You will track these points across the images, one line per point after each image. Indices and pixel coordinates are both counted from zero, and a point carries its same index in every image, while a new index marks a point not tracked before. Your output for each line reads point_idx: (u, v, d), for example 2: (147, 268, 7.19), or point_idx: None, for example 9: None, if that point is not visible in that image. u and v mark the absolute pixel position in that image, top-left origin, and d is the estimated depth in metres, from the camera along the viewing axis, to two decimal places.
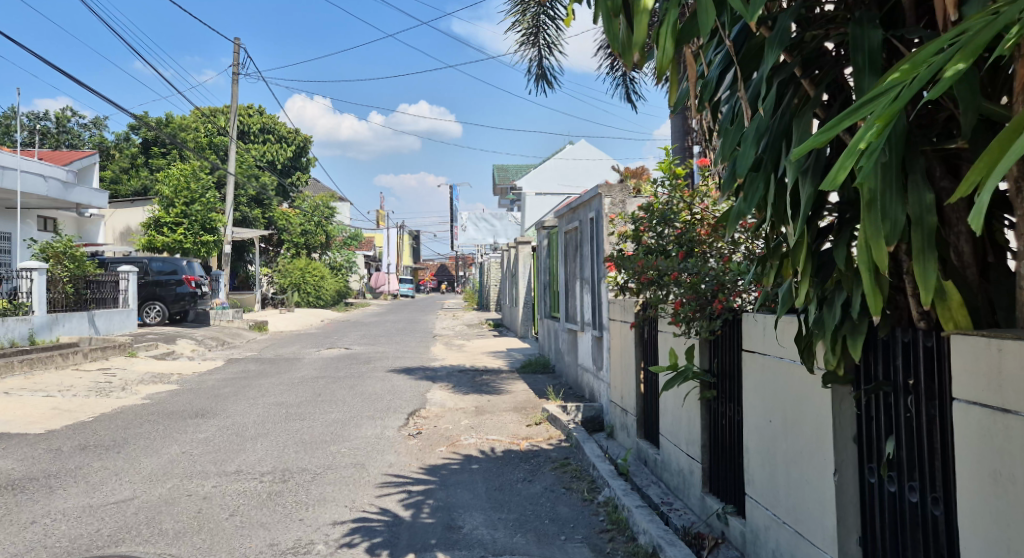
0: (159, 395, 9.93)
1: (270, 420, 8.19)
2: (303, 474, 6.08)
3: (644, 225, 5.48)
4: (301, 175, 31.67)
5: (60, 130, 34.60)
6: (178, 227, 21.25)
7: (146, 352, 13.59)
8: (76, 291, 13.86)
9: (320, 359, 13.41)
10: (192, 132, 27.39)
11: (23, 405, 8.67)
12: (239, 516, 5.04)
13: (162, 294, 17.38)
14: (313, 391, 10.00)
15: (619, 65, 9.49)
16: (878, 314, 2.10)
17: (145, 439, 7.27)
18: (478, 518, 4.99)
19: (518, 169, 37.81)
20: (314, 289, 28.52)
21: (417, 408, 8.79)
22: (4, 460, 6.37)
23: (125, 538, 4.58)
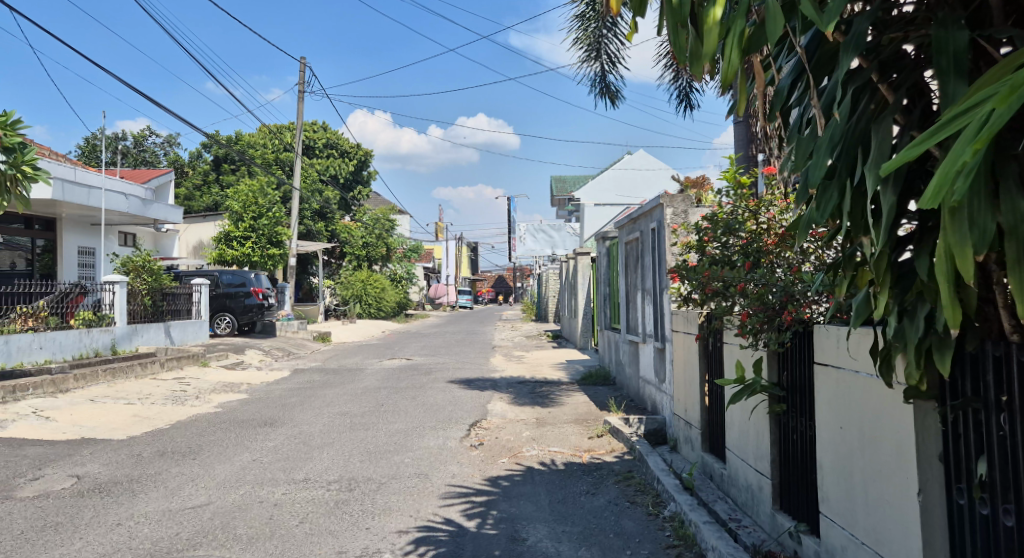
0: (229, 403, 10.27)
1: (335, 430, 8.36)
2: (368, 483, 6.18)
3: (709, 235, 5.41)
4: (362, 189, 32.40)
5: (138, 149, 36.34)
6: (246, 241, 21.99)
7: (217, 362, 14.07)
8: (153, 303, 14.47)
9: (382, 370, 13.63)
10: (260, 149, 28.33)
11: (106, 412, 9.09)
12: (308, 523, 5.16)
13: (232, 306, 17.98)
14: (376, 401, 10.17)
15: (683, 74, 9.40)
16: (958, 327, 1.99)
17: (218, 446, 7.53)
18: (543, 530, 4.99)
19: (576, 180, 37.81)
20: (376, 300, 29.02)
21: (478, 419, 8.85)
22: (90, 464, 6.69)
23: (202, 543, 4.75)
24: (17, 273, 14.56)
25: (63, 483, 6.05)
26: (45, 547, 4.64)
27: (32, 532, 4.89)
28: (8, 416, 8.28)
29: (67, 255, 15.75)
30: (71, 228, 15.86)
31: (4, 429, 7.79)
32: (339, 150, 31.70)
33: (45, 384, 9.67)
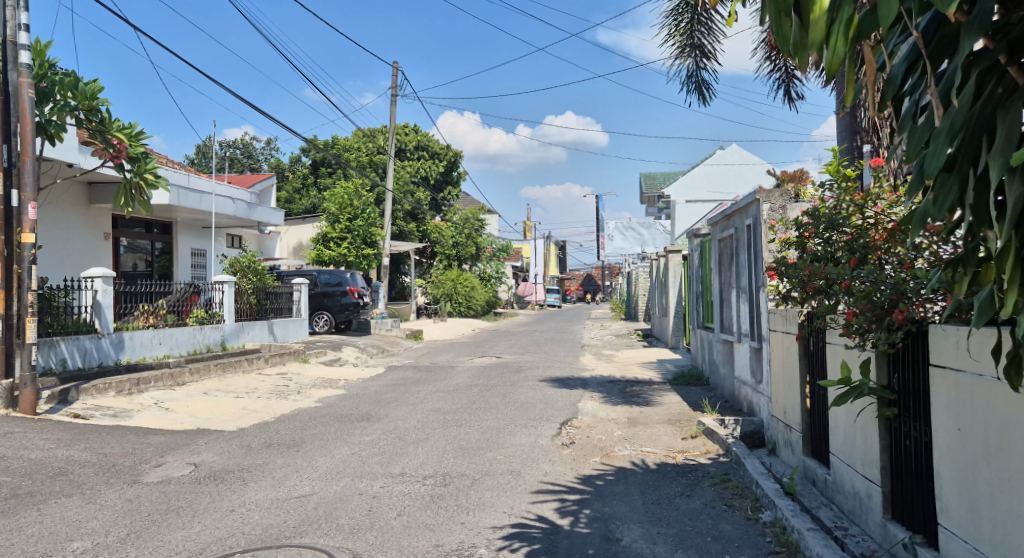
0: (329, 398, 10.67)
1: (429, 426, 8.53)
2: (462, 479, 6.29)
3: (810, 232, 5.20)
4: (452, 190, 33.12)
5: (244, 155, 38.33)
6: (342, 241, 22.78)
7: (317, 358, 14.64)
8: (258, 302, 15.22)
9: (473, 368, 13.81)
10: (355, 152, 29.32)
11: (218, 404, 9.63)
12: (406, 516, 5.30)
13: (329, 305, 18.65)
14: (468, 398, 10.32)
15: (781, 64, 9.08)
16: None
17: (320, 440, 7.85)
18: (638, 531, 4.93)
19: (665, 176, 37.09)
20: (466, 299, 29.41)
21: (569, 418, 8.84)
22: (206, 453, 7.11)
23: (308, 531, 4.96)
24: (138, 274, 15.58)
25: (182, 470, 6.45)
26: (168, 529, 4.97)
27: (156, 514, 5.24)
28: (132, 407, 8.90)
29: (181, 257, 16.74)
30: (185, 231, 16.88)
31: (130, 418, 8.37)
32: (429, 151, 32.54)
33: (165, 378, 10.33)
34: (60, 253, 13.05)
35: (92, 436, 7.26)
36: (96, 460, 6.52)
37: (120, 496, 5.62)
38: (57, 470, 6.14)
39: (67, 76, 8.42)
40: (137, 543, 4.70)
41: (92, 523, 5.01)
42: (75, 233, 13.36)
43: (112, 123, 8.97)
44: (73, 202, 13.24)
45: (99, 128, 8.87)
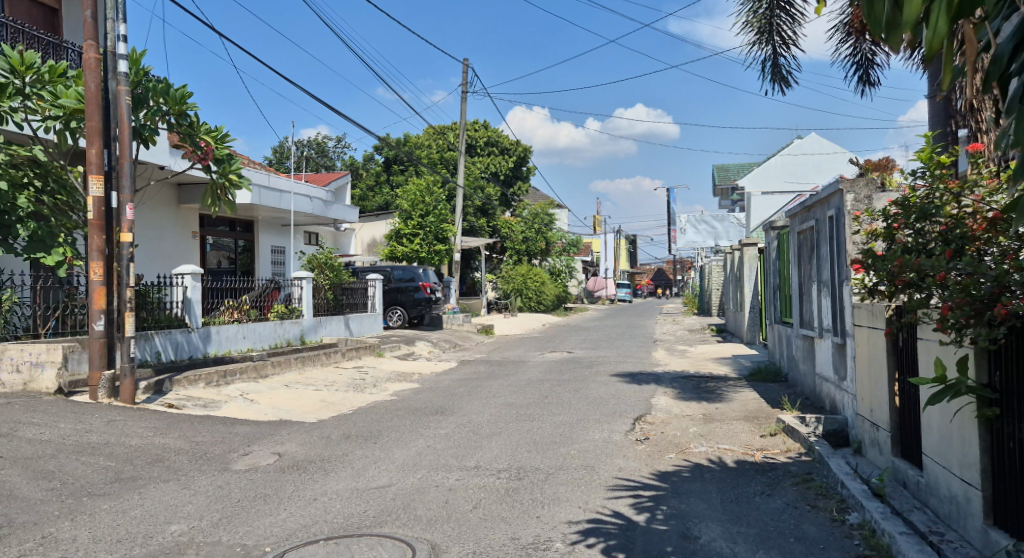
0: (403, 392, 10.87)
1: (502, 420, 8.58)
2: (537, 473, 6.30)
3: (899, 221, 4.98)
4: (522, 185, 33.45)
5: (319, 155, 39.49)
6: (415, 237, 23.16)
7: (391, 353, 14.94)
8: (334, 297, 15.65)
9: (544, 363, 13.81)
10: (426, 150, 29.96)
11: (298, 397, 9.95)
12: (481, 509, 5.35)
13: (403, 300, 19.01)
14: (540, 393, 10.34)
15: (865, 47, 8.71)
16: None
17: (396, 432, 8.00)
18: (716, 530, 4.83)
19: (739, 167, 36.14)
20: (536, 293, 29.46)
21: (643, 414, 8.73)
22: (289, 443, 7.37)
23: (387, 520, 5.07)
24: (223, 271, 16.24)
25: (268, 459, 6.70)
26: (256, 515, 5.17)
27: (245, 501, 5.46)
28: (220, 398, 9.29)
29: (262, 255, 17.36)
30: (266, 229, 17.50)
31: (218, 409, 8.74)
32: (499, 147, 32.77)
33: (249, 370, 10.74)
34: (153, 252, 13.72)
35: (185, 425, 7.62)
36: (190, 448, 6.84)
37: (212, 482, 5.88)
38: (154, 456, 6.47)
39: (160, 83, 8.87)
40: (228, 527, 4.90)
41: (188, 507, 5.26)
42: (166, 232, 14.04)
43: (199, 126, 9.33)
44: (164, 202, 13.91)
45: (187, 131, 9.22)
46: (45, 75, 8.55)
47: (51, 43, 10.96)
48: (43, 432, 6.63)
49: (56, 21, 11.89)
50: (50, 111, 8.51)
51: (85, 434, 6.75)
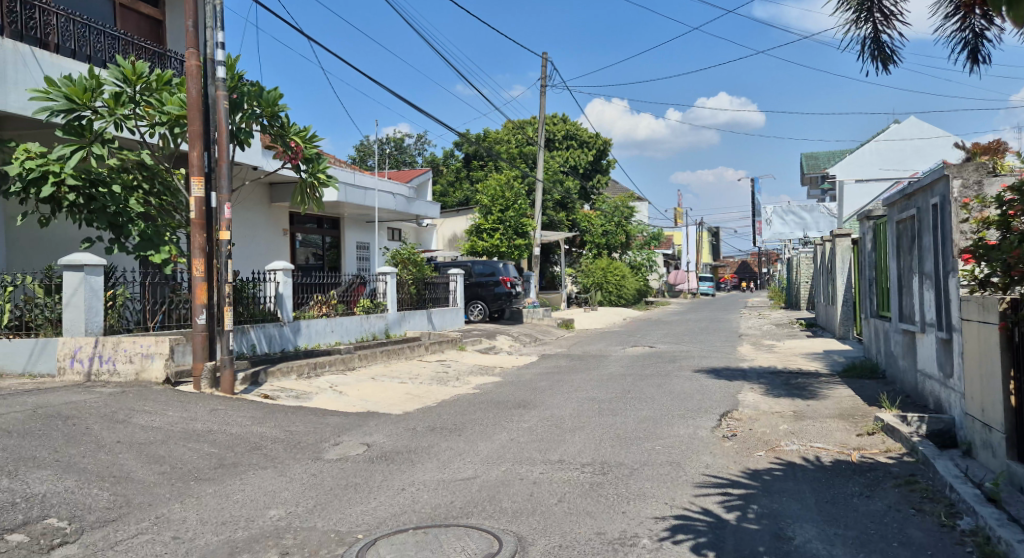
0: (486, 385, 10.97)
1: (585, 414, 8.54)
2: (621, 468, 6.24)
3: (1015, 208, 4.61)
4: (601, 178, 33.27)
5: (400, 152, 40.35)
6: (495, 232, 23.34)
7: (473, 346, 15.11)
8: (418, 292, 15.95)
9: (626, 357, 13.64)
10: (505, 144, 30.07)
11: (385, 389, 10.19)
12: (567, 502, 5.34)
13: (483, 294, 19.18)
14: (623, 388, 10.24)
15: (973, 22, 8.15)
16: None
17: (480, 425, 8.08)
18: (812, 531, 4.66)
19: (830, 156, 34.66)
20: (617, 288, 29.16)
21: (730, 410, 8.52)
22: (377, 434, 7.56)
23: (473, 512, 5.14)
24: (311, 267, 16.76)
25: (357, 449, 6.89)
26: (348, 503, 5.32)
27: (338, 489, 5.64)
28: (311, 389, 9.62)
29: (348, 251, 17.87)
30: (351, 226, 17.99)
31: (310, 400, 9.06)
32: (578, 140, 32.65)
33: (338, 362, 11.08)
34: (248, 249, 14.32)
35: (279, 415, 7.94)
36: (284, 437, 7.12)
37: (307, 470, 6.11)
38: (253, 444, 6.77)
39: (253, 87, 9.26)
40: (323, 514, 5.08)
41: (284, 494, 5.47)
42: (259, 229, 14.61)
43: (290, 127, 9.71)
44: (257, 201, 14.49)
45: (279, 133, 9.64)
46: (153, 83, 9.05)
47: (155, 52, 11.55)
48: (154, 419, 7.04)
49: (159, 31, 12.53)
50: (157, 117, 9.08)
51: (191, 422, 7.13)
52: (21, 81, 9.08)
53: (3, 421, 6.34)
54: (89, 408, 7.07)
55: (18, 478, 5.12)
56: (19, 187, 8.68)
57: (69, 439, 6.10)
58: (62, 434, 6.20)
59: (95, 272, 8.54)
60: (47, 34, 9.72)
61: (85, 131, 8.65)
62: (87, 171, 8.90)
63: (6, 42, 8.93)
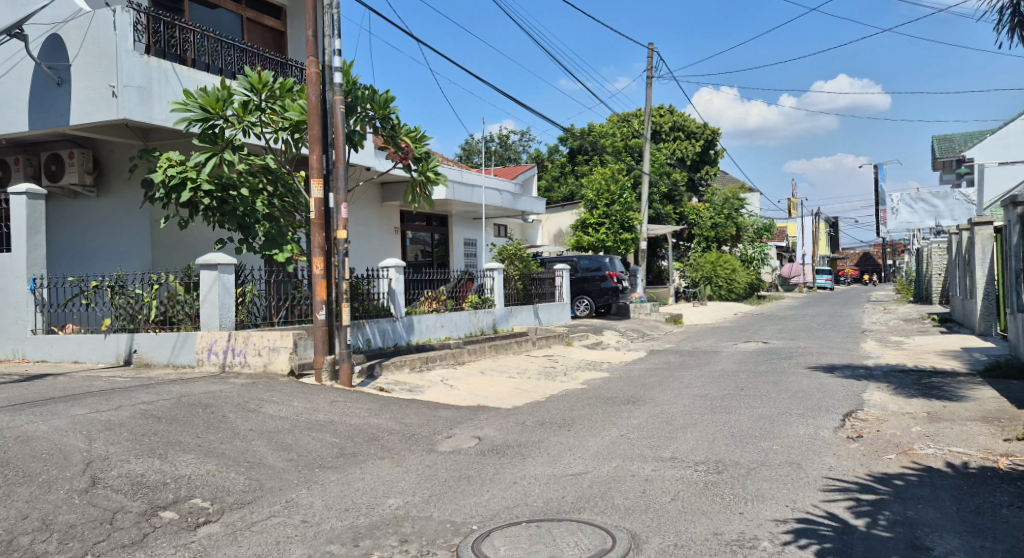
0: (594, 381, 10.92)
1: (697, 411, 8.34)
2: (737, 467, 6.04)
3: None
4: (710, 169, 32.41)
5: (506, 149, 40.89)
6: (601, 227, 23.18)
7: (580, 342, 15.08)
8: (524, 288, 16.08)
9: (739, 353, 13.21)
10: (610, 138, 29.80)
11: (494, 383, 10.34)
12: (681, 501, 5.23)
13: (589, 289, 19.10)
14: (736, 384, 9.93)
15: None
16: None
17: (589, 420, 8.06)
18: (954, 542, 4.36)
19: (965, 137, 32.12)
20: (727, 282, 28.31)
21: (854, 409, 8.08)
22: (489, 427, 7.69)
23: (586, 507, 5.13)
24: (421, 263, 17.21)
25: (469, 442, 7.03)
26: (462, 494, 5.44)
27: (452, 481, 5.77)
28: (424, 383, 9.90)
29: (456, 247, 18.25)
30: (458, 223, 18.36)
31: (423, 393, 9.32)
32: (685, 132, 31.98)
33: (448, 357, 11.33)
34: (362, 246, 14.89)
35: (394, 408, 8.22)
36: (400, 429, 7.37)
37: (422, 462, 6.29)
38: (371, 435, 7.04)
39: (366, 90, 9.63)
40: (438, 504, 5.21)
41: (402, 484, 5.65)
42: (373, 227, 15.16)
43: (401, 128, 10.01)
44: (370, 201, 15.03)
45: (391, 133, 9.97)
46: (276, 91, 9.59)
47: (278, 62, 12.21)
48: (281, 409, 7.46)
49: (280, 42, 13.23)
50: (280, 123, 9.62)
51: (314, 413, 7.50)
52: (164, 94, 9.82)
53: (151, 408, 6.89)
54: (224, 398, 7.58)
55: (166, 460, 5.56)
56: (161, 193, 9.42)
57: (208, 426, 6.56)
58: (202, 421, 6.67)
59: (227, 270, 9.17)
60: (185, 50, 10.47)
61: (217, 138, 9.29)
62: (219, 175, 9.53)
63: (151, 60, 9.66)
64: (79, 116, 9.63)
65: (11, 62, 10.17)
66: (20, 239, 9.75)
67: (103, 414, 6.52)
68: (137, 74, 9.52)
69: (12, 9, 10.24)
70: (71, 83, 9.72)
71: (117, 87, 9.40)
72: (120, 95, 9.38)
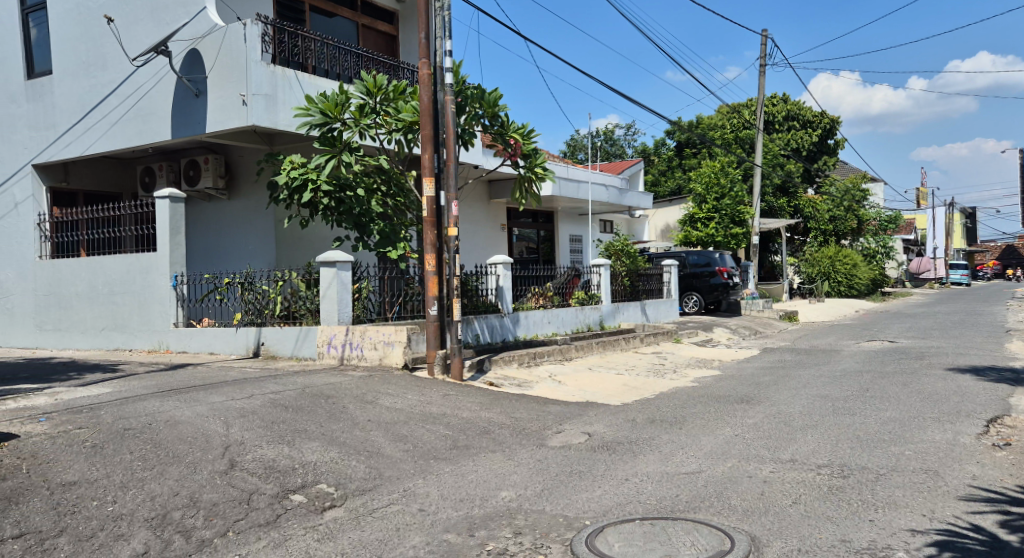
0: (705, 379, 10.64)
1: (818, 412, 7.98)
2: (864, 472, 5.74)
3: None
4: (828, 159, 31.00)
5: (611, 144, 40.67)
6: (710, 221, 22.57)
7: (689, 339, 14.76)
8: (631, 284, 15.90)
9: (863, 352, 12.53)
10: (720, 130, 29.01)
11: (602, 380, 10.28)
12: (803, 505, 5.02)
13: (698, 285, 18.64)
14: (862, 385, 9.41)
15: None
16: None
17: (702, 419, 7.86)
18: None
19: None
20: (847, 278, 26.90)
21: (999, 415, 7.48)
22: (598, 424, 7.66)
23: (701, 507, 5.01)
24: (527, 260, 17.32)
25: (579, 438, 7.02)
26: (574, 490, 5.44)
27: (563, 476, 5.79)
28: (532, 378, 9.97)
29: (561, 243, 18.32)
30: (564, 219, 18.41)
31: (531, 388, 9.40)
32: (801, 121, 30.69)
33: (556, 352, 11.37)
34: (472, 243, 15.18)
35: (505, 402, 8.33)
36: (511, 423, 7.46)
37: (533, 456, 6.35)
38: (482, 429, 7.16)
39: (475, 90, 9.79)
40: (550, 498, 5.24)
41: (514, 477, 5.72)
42: (481, 225, 15.42)
43: (510, 125, 10.10)
44: (478, 198, 15.28)
45: (499, 131, 10.08)
46: (390, 94, 9.91)
47: (391, 65, 12.60)
48: (397, 401, 7.72)
49: (393, 47, 13.68)
50: (393, 124, 9.88)
51: (428, 405, 7.72)
52: (287, 100, 10.36)
53: (279, 397, 7.30)
54: (344, 389, 7.94)
55: (295, 447, 5.88)
56: (285, 194, 9.95)
57: (330, 416, 6.88)
58: (324, 411, 7.00)
59: (345, 267, 9.57)
60: (307, 58, 11.02)
61: (336, 141, 9.73)
62: (337, 177, 9.95)
63: (276, 68, 10.21)
64: (214, 125, 10.33)
65: (157, 76, 10.96)
66: (164, 240, 10.55)
67: (238, 402, 6.98)
68: (264, 82, 10.09)
69: (158, 27, 10.99)
70: (207, 93, 10.43)
71: (247, 95, 10.02)
72: (249, 103, 9.99)
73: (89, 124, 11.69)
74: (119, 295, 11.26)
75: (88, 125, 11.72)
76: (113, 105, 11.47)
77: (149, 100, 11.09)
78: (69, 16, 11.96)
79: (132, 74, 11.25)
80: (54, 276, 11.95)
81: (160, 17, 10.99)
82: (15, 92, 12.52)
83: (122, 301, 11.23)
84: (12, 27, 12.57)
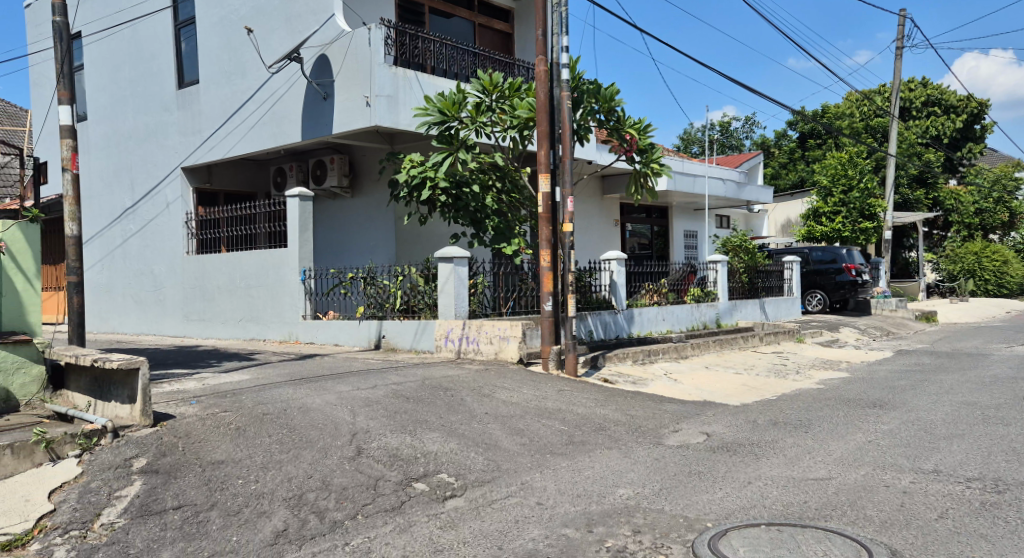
0: (832, 381, 10.10)
1: (964, 421, 7.37)
2: (1021, 488, 5.26)
3: None
4: (974, 146, 28.71)
5: (728, 136, 39.41)
6: (837, 215, 21.38)
7: (812, 339, 14.07)
8: (750, 280, 15.33)
9: (1014, 357, 11.49)
10: (848, 119, 27.48)
11: (719, 379, 9.99)
12: (951, 520, 4.65)
13: (823, 283, 17.74)
14: (1016, 393, 8.61)
15: None
16: None
17: (830, 423, 7.45)
18: None
19: None
20: (995, 276, 24.84)
21: None
22: (717, 424, 7.43)
23: (833, 515, 4.76)
24: (640, 255, 17.04)
25: (698, 438, 6.84)
26: (694, 490, 5.30)
27: (682, 475, 5.65)
28: (647, 375, 9.82)
29: (675, 239, 17.93)
30: (679, 214, 18.01)
31: (647, 386, 9.25)
32: (943, 106, 28.41)
33: (671, 350, 11.13)
34: (584, 238, 15.14)
35: (619, 399, 8.24)
36: (626, 420, 7.36)
37: (650, 454, 6.24)
38: (598, 425, 7.11)
39: (591, 85, 9.74)
40: (670, 498, 5.13)
41: (632, 475, 5.64)
42: (594, 221, 15.34)
43: (625, 120, 9.97)
44: (592, 194, 15.21)
45: (615, 127, 9.96)
46: (506, 91, 10.02)
47: (507, 63, 12.73)
48: (513, 395, 7.81)
49: (509, 44, 13.81)
50: (510, 122, 10.05)
51: (543, 400, 7.75)
52: (408, 101, 10.68)
53: (401, 388, 7.56)
54: (462, 382, 8.11)
55: (416, 437, 6.05)
56: (405, 192, 10.24)
57: (450, 407, 7.04)
58: (444, 403, 7.17)
59: (462, 262, 9.75)
60: (427, 58, 11.32)
61: (453, 139, 9.88)
62: (454, 174, 10.14)
63: (398, 70, 10.54)
64: (341, 126, 10.79)
65: (290, 81, 11.57)
66: (294, 236, 11.15)
67: (363, 391, 7.28)
68: (387, 84, 10.43)
69: (291, 35, 11.61)
70: (335, 96, 10.90)
71: (371, 97, 10.39)
72: (373, 104, 10.36)
73: (229, 128, 12.52)
74: (254, 289, 12.00)
75: (228, 129, 12.55)
76: (251, 110, 12.24)
77: (282, 105, 11.74)
78: (214, 29, 12.83)
79: (268, 80, 11.93)
80: (199, 270, 12.90)
81: (294, 25, 11.61)
82: (168, 101, 13.59)
83: (257, 295, 11.97)
84: (166, 41, 13.62)
